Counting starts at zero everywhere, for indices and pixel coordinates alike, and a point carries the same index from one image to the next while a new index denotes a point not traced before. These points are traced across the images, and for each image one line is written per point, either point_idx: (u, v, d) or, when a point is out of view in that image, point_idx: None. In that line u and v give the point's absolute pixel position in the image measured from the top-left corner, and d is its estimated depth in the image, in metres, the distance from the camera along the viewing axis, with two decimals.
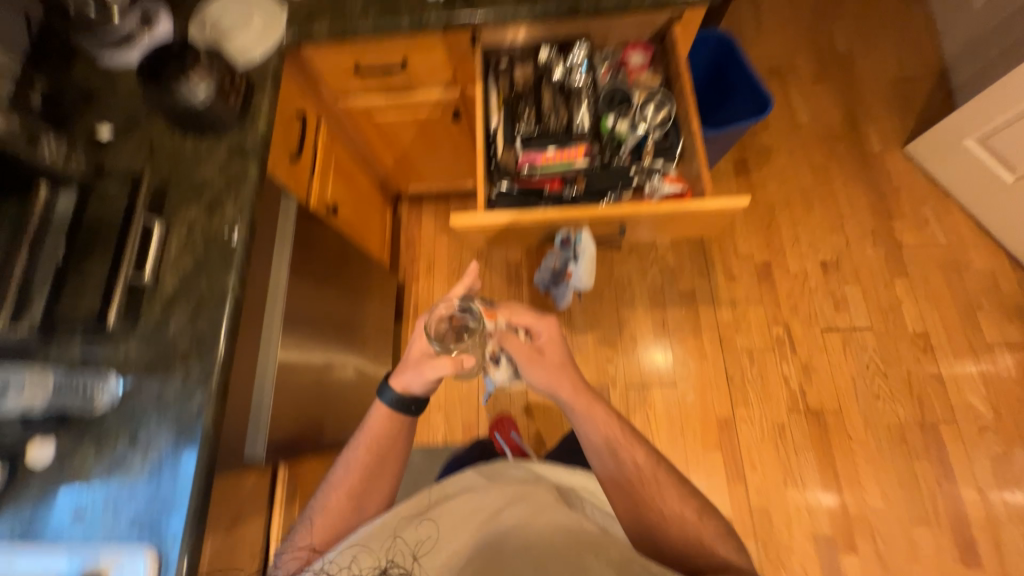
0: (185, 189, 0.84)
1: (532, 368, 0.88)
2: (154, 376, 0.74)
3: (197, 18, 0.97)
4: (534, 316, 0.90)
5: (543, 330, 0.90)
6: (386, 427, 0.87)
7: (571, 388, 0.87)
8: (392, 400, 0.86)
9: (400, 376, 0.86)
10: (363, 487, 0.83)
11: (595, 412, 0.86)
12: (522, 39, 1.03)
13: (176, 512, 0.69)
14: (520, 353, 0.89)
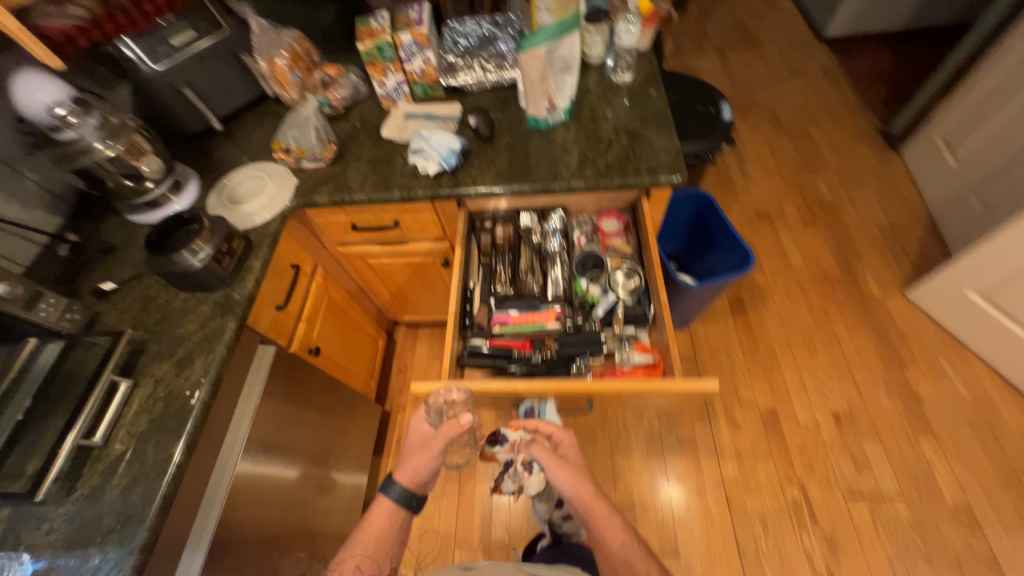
0: (162, 345, 0.88)
1: (558, 470, 0.80)
2: (71, 555, 0.69)
3: (220, 186, 1.11)
4: (557, 424, 0.87)
5: (563, 439, 0.86)
6: (388, 523, 0.82)
7: (589, 496, 0.80)
8: (396, 495, 0.82)
9: (404, 467, 0.84)
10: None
11: (614, 528, 0.78)
12: (504, 206, 1.12)
13: None
14: (547, 458, 0.81)
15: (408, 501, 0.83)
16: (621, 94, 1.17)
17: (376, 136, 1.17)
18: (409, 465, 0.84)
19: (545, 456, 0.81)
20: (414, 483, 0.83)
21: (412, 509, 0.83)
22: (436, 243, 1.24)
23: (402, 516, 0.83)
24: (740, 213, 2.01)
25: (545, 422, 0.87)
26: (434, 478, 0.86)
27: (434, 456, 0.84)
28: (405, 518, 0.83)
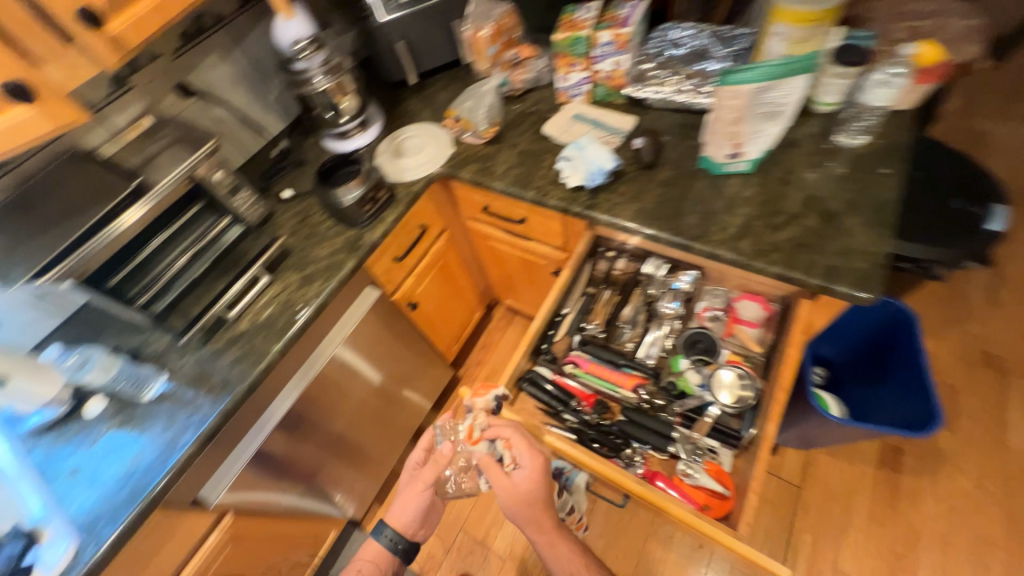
0: (299, 258, 1.04)
1: (504, 493, 0.79)
2: (186, 395, 0.89)
3: (392, 135, 1.23)
4: (522, 446, 0.78)
5: (527, 459, 0.78)
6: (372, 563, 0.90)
7: (542, 523, 0.81)
8: (386, 539, 0.92)
9: (392, 513, 0.92)
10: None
11: (561, 551, 0.81)
12: (635, 245, 1.00)
13: (113, 520, 0.77)
14: (498, 484, 0.79)
15: (394, 547, 0.91)
16: (839, 159, 0.91)
17: (538, 128, 1.14)
18: (402, 508, 0.92)
19: (495, 475, 0.79)
20: (402, 525, 0.91)
21: (398, 553, 0.91)
22: (554, 250, 1.20)
23: (391, 559, 0.91)
24: (958, 346, 1.48)
25: (513, 437, 0.78)
26: (420, 518, 0.92)
27: (426, 492, 0.91)
28: (395, 559, 0.92)
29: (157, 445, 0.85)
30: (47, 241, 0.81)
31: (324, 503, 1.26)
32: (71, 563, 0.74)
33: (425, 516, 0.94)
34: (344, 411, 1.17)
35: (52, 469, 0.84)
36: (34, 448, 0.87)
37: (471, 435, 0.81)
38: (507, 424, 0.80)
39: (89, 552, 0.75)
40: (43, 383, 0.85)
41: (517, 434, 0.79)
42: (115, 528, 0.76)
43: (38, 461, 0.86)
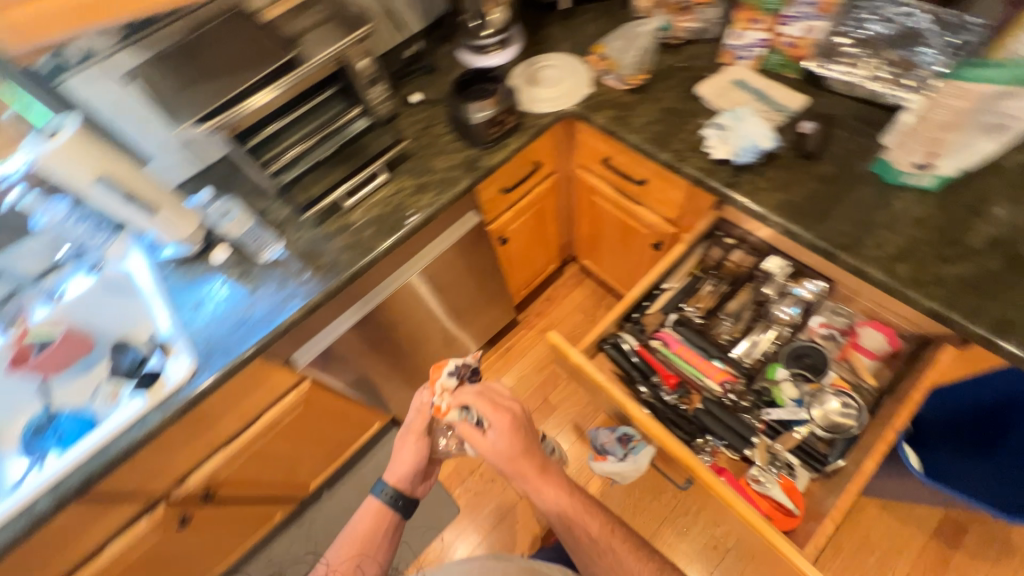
0: (417, 166, 1.05)
1: (490, 452, 0.86)
2: (297, 266, 0.96)
3: (529, 61, 1.16)
4: (488, 405, 0.86)
5: (496, 419, 0.87)
6: (376, 516, 0.97)
7: (532, 468, 0.87)
8: (385, 494, 0.98)
9: (390, 469, 0.99)
10: (369, 544, 0.95)
11: (548, 493, 0.87)
12: (763, 238, 0.92)
13: (225, 355, 0.87)
14: (480, 444, 0.86)
15: (394, 502, 0.98)
16: None
17: (689, 87, 1.04)
18: (399, 464, 0.99)
19: (477, 441, 0.87)
20: (401, 481, 0.98)
21: (398, 509, 0.98)
22: (663, 222, 1.14)
23: (393, 512, 0.98)
24: None
25: (478, 399, 0.87)
26: (419, 469, 0.99)
27: (421, 442, 0.98)
28: (395, 513, 0.99)
29: (269, 302, 0.93)
30: (209, 90, 0.86)
31: (380, 397, 1.37)
32: (188, 380, 0.85)
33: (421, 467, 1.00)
34: (417, 322, 1.23)
35: (180, 298, 0.96)
36: (170, 275, 0.99)
37: (440, 407, 0.87)
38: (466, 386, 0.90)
39: (204, 376, 0.85)
40: (181, 223, 0.95)
41: (481, 395, 0.88)
42: (226, 362, 0.87)
43: (171, 288, 0.98)
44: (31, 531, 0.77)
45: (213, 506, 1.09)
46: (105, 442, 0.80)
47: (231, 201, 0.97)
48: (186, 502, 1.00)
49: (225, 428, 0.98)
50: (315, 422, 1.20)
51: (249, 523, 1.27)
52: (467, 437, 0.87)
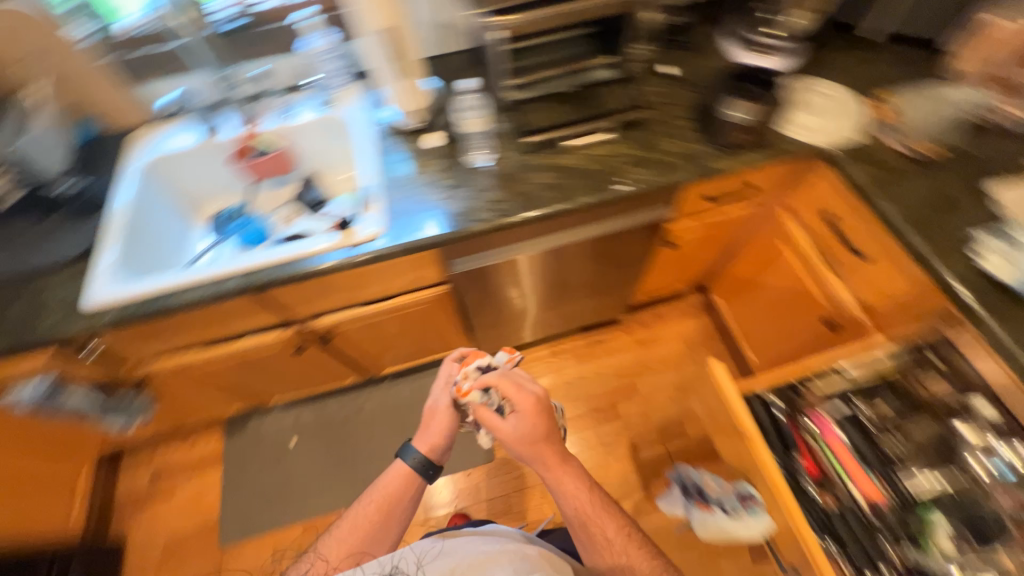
0: (644, 138, 1.00)
1: (510, 440, 0.82)
2: (496, 180, 0.96)
3: (806, 80, 1.05)
4: (508, 385, 0.82)
5: (517, 402, 0.81)
6: (401, 484, 0.85)
7: (553, 458, 0.81)
8: (415, 461, 0.86)
9: (421, 438, 0.90)
10: (371, 536, 0.79)
11: (568, 486, 0.81)
12: (987, 376, 0.80)
13: (408, 233, 0.91)
14: (500, 431, 0.82)
15: (424, 470, 0.87)
16: None
17: (978, 183, 0.90)
18: (431, 433, 0.91)
19: (497, 426, 0.82)
20: (433, 451, 0.88)
21: (421, 474, 0.86)
22: (856, 306, 1.03)
23: (418, 479, 0.86)
24: None
25: (500, 380, 0.83)
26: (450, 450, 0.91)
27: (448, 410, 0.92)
28: (419, 482, 0.87)
29: (460, 203, 0.95)
30: None
31: (481, 327, 1.42)
32: (372, 239, 0.90)
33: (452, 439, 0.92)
34: (554, 280, 1.24)
35: (386, 163, 1.01)
36: (383, 138, 1.04)
37: (459, 390, 0.87)
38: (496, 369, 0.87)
39: (386, 242, 0.90)
40: (410, 98, 1.00)
41: (502, 377, 0.84)
42: (407, 240, 0.91)
43: (380, 150, 1.03)
44: (209, 302, 0.88)
45: (319, 348, 1.19)
46: (288, 259, 0.89)
47: (482, 101, 1.03)
48: (308, 336, 1.10)
49: (368, 293, 1.04)
50: (427, 323, 1.27)
51: (329, 375, 1.39)
52: (485, 421, 0.83)
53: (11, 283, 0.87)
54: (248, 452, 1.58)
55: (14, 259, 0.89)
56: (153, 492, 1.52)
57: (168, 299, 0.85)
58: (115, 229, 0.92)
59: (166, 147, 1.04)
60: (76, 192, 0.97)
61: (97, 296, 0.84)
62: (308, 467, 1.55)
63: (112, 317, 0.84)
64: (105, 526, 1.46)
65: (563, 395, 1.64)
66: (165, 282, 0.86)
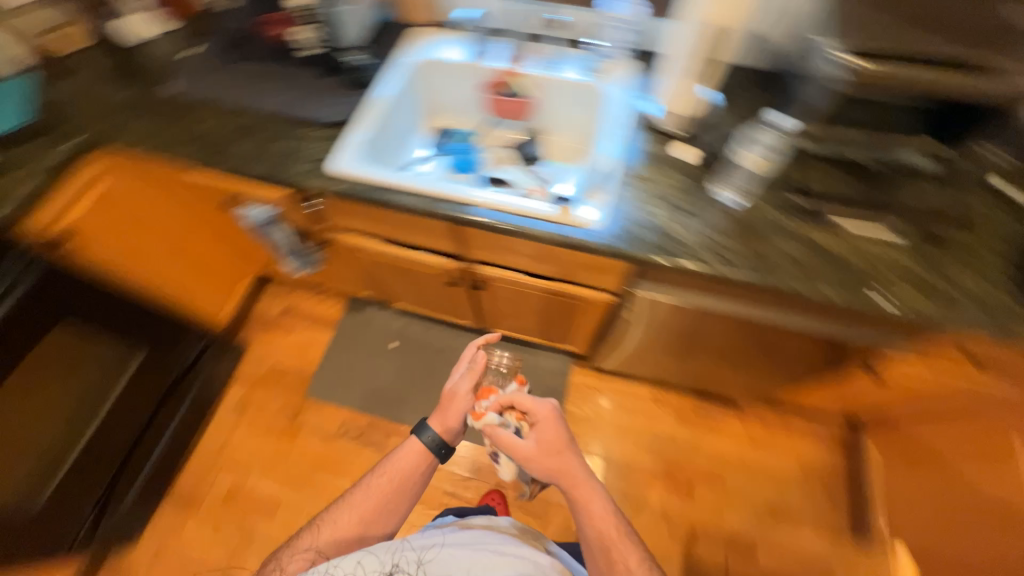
0: (935, 256, 0.81)
1: (531, 462, 0.81)
2: (734, 225, 0.85)
3: None
4: (526, 400, 0.85)
5: (535, 416, 0.84)
6: (414, 462, 0.86)
7: (570, 481, 0.80)
8: (429, 440, 0.86)
9: (437, 418, 0.88)
10: (378, 511, 0.81)
11: (592, 507, 0.79)
12: None
13: (617, 237, 0.86)
14: (517, 450, 0.82)
15: (438, 449, 0.86)
16: None
17: None
18: (448, 415, 0.88)
19: (517, 446, 0.82)
20: (448, 432, 0.87)
21: (437, 455, 0.87)
22: None
23: (430, 459, 0.87)
24: None
25: (520, 397, 0.85)
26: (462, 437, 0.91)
27: (467, 401, 0.89)
28: (431, 461, 0.87)
29: (686, 232, 0.85)
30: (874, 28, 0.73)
31: (607, 342, 1.35)
32: (582, 227, 0.87)
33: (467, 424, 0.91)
34: (715, 342, 1.12)
35: (624, 155, 0.94)
36: (631, 128, 0.98)
37: (477, 409, 0.86)
38: (517, 391, 0.86)
39: (592, 237, 0.86)
40: (681, 100, 0.93)
41: (516, 394, 0.86)
42: (614, 244, 0.85)
43: (624, 140, 0.96)
44: (418, 213, 0.92)
45: (467, 289, 1.22)
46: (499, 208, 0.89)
47: (778, 148, 0.88)
48: (466, 277, 1.14)
49: (538, 268, 1.03)
50: (565, 316, 1.24)
51: (454, 311, 1.44)
52: (502, 441, 0.82)
53: (285, 124, 1.00)
54: (356, 333, 1.74)
55: (294, 104, 1.01)
56: (279, 324, 1.76)
57: (389, 195, 0.91)
58: (373, 113, 1.00)
59: (436, 55, 1.09)
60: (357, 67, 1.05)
61: (340, 165, 0.93)
62: (394, 371, 1.67)
63: (344, 190, 0.91)
64: (239, 330, 1.73)
65: (643, 443, 1.54)
66: (394, 180, 0.92)
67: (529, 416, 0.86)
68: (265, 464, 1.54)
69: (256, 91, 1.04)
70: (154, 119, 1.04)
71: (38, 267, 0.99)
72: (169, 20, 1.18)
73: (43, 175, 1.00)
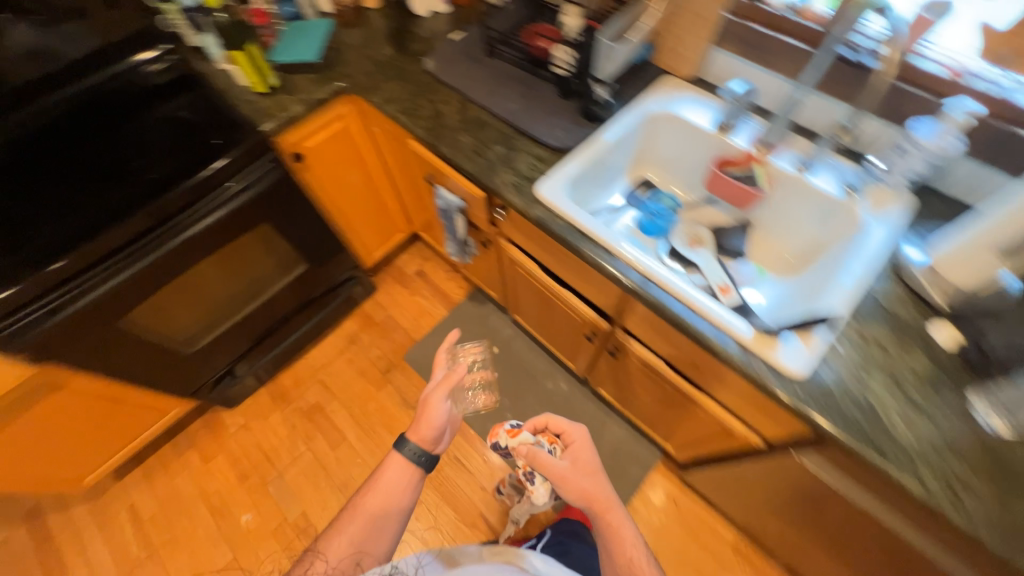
0: None
1: (563, 484, 0.85)
2: (985, 456, 0.65)
3: None
4: (557, 420, 0.96)
5: (569, 442, 0.94)
6: (399, 476, 0.86)
7: (600, 504, 0.83)
8: (410, 450, 0.87)
9: (417, 428, 0.90)
10: (373, 532, 0.79)
11: (622, 533, 0.80)
12: None
13: (815, 399, 0.70)
14: (549, 466, 0.86)
15: (418, 458, 0.87)
16: None
17: None
18: (422, 424, 0.90)
19: (550, 465, 0.86)
20: (427, 440, 0.89)
21: (419, 467, 0.88)
22: None
23: (415, 472, 0.87)
24: None
25: (551, 421, 0.98)
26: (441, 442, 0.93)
27: (443, 409, 0.92)
28: (415, 476, 0.87)
29: (912, 434, 0.67)
30: None
31: (711, 469, 1.18)
32: (776, 367, 0.72)
33: (446, 428, 0.93)
34: (855, 555, 0.89)
35: (858, 304, 0.78)
36: (879, 275, 0.81)
37: (512, 431, 0.99)
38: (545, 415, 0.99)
39: (784, 383, 0.71)
40: (964, 274, 0.73)
41: (550, 418, 0.98)
42: (810, 405, 0.70)
43: (866, 285, 0.80)
44: (597, 267, 0.88)
45: (598, 346, 1.16)
46: (687, 301, 0.79)
47: None
48: (606, 337, 1.08)
49: (690, 370, 0.92)
50: (685, 422, 1.10)
51: (568, 353, 1.40)
52: (536, 457, 0.88)
53: (510, 133, 1.03)
54: (467, 321, 1.79)
55: (524, 117, 1.03)
56: (408, 283, 1.90)
57: (578, 239, 0.88)
58: (594, 149, 0.98)
59: (681, 112, 1.03)
60: (599, 103, 1.00)
61: (545, 191, 0.92)
62: None
63: (539, 217, 0.91)
64: (375, 274, 1.90)
65: None
66: (589, 225, 0.88)
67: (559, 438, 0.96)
68: (347, 399, 1.67)
69: (494, 92, 1.09)
70: (401, 85, 1.14)
71: (276, 171, 1.17)
72: (446, 3, 1.28)
73: (307, 105, 1.13)
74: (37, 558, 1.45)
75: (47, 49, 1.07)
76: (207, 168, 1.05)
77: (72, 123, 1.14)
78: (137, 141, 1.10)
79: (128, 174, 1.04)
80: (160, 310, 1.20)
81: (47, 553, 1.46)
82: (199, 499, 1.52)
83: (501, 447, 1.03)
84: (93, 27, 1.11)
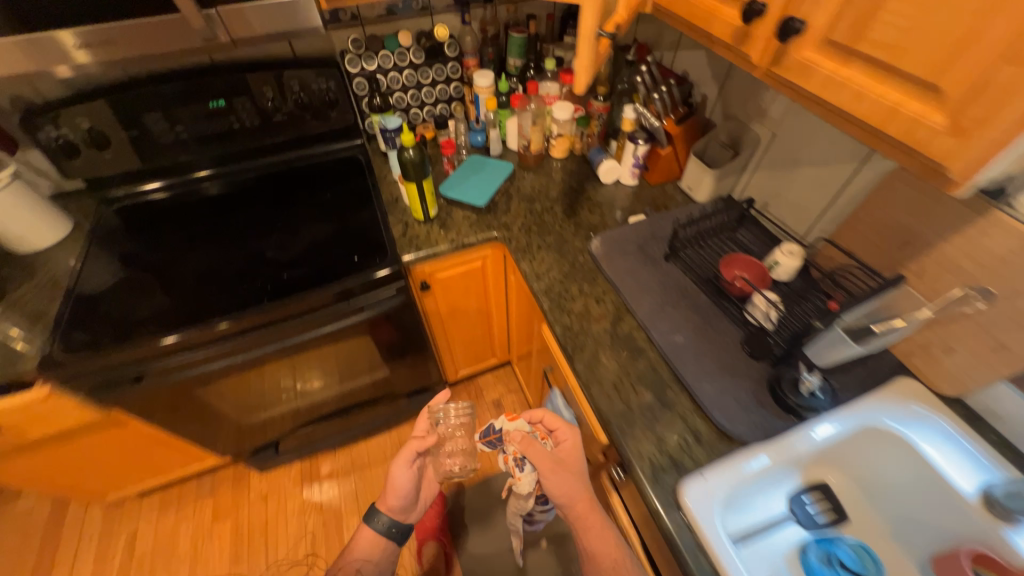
0: None
1: (548, 478, 0.75)
2: None
3: None
4: (553, 416, 0.83)
5: (560, 435, 0.82)
6: (373, 531, 0.89)
7: (584, 504, 0.75)
8: (381, 523, 0.88)
9: (387, 499, 0.89)
10: (371, 553, 0.88)
11: (605, 545, 0.72)
12: None
13: None
14: (538, 456, 0.76)
15: (392, 525, 0.89)
16: None
17: None
18: (391, 493, 0.89)
19: (537, 453, 0.76)
20: (396, 509, 0.90)
21: (392, 537, 0.89)
22: None
23: (387, 541, 0.89)
24: None
25: (547, 415, 0.84)
26: (414, 506, 0.93)
27: (406, 471, 0.89)
28: (387, 544, 0.89)
29: None
30: None
31: None
32: None
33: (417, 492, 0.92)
34: None
35: None
36: None
37: (510, 414, 0.83)
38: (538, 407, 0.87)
39: None
40: None
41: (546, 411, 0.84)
42: None
43: None
44: None
45: None
46: None
47: None
48: None
49: None
50: None
51: None
52: (527, 448, 0.76)
53: (664, 378, 0.80)
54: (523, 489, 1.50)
55: (689, 362, 0.81)
56: (481, 411, 1.71)
57: None
58: (780, 454, 0.69)
59: (919, 444, 0.71)
60: (800, 395, 0.74)
61: (691, 497, 0.66)
62: None
63: (670, 533, 0.65)
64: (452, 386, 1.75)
65: None
66: None
67: (551, 434, 0.84)
68: None
69: (660, 310, 0.89)
70: (556, 258, 1.01)
71: (397, 299, 1.06)
72: (635, 177, 1.16)
73: (453, 246, 1.05)
74: (37, 546, 1.44)
75: (261, 130, 1.17)
76: (360, 277, 0.99)
77: (260, 187, 1.21)
78: (291, 228, 1.11)
79: (267, 265, 1.03)
80: (236, 389, 1.14)
81: (46, 546, 1.44)
82: (186, 562, 1.41)
83: (493, 432, 0.84)
84: (306, 120, 1.19)
